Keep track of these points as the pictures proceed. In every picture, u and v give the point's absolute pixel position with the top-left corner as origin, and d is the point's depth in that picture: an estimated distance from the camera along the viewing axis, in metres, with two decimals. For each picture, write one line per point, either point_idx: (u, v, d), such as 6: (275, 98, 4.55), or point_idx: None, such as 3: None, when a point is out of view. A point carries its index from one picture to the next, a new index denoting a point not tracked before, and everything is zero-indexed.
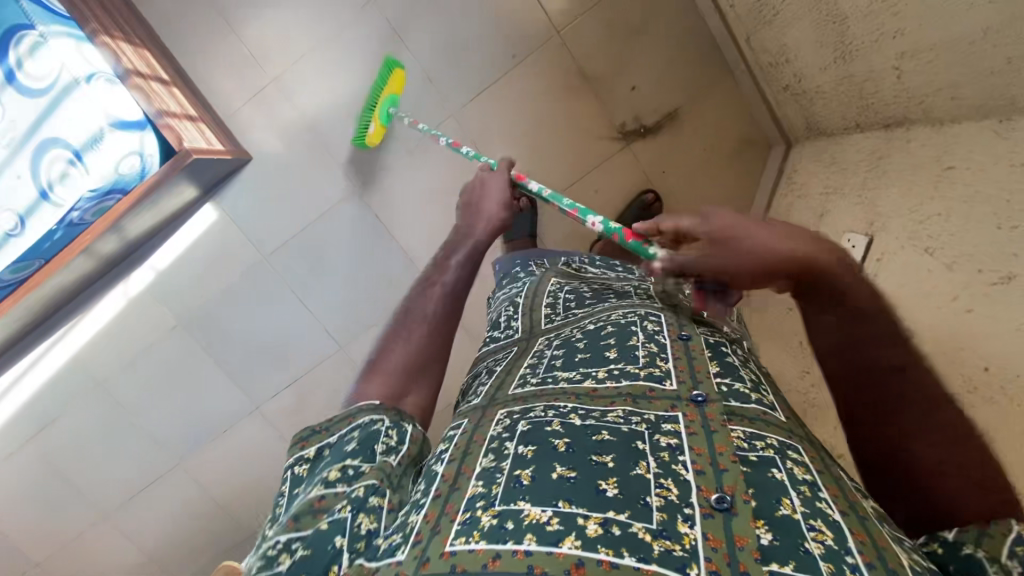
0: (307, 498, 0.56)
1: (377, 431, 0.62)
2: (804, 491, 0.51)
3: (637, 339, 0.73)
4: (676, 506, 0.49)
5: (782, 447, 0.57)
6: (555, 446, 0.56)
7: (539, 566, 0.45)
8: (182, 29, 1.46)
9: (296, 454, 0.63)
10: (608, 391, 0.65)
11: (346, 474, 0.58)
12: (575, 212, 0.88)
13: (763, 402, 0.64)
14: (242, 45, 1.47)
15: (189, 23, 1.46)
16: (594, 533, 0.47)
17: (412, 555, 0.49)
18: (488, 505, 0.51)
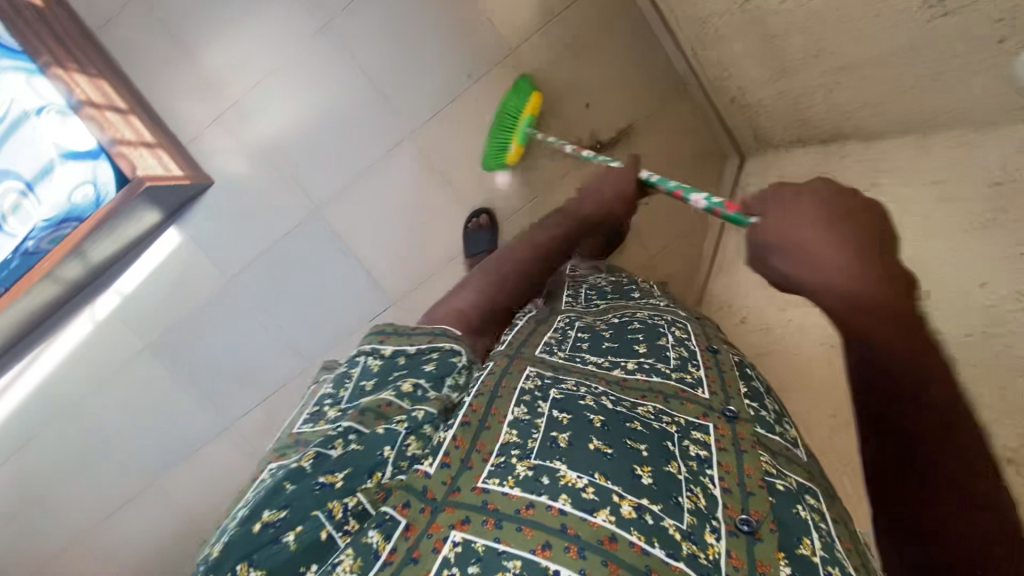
0: (377, 398, 0.65)
1: (455, 362, 0.72)
2: (824, 536, 0.59)
3: (665, 340, 0.85)
4: (704, 514, 0.57)
5: (801, 489, 0.64)
6: (593, 422, 0.63)
7: (572, 527, 0.53)
8: (136, 59, 1.45)
9: (370, 347, 0.73)
10: (641, 384, 0.75)
11: (416, 392, 0.67)
12: (679, 192, 0.86)
13: (788, 438, 0.72)
14: (197, 71, 1.47)
15: (142, 53, 1.45)
16: (628, 514, 0.54)
17: (443, 479, 0.58)
18: (522, 457, 0.60)
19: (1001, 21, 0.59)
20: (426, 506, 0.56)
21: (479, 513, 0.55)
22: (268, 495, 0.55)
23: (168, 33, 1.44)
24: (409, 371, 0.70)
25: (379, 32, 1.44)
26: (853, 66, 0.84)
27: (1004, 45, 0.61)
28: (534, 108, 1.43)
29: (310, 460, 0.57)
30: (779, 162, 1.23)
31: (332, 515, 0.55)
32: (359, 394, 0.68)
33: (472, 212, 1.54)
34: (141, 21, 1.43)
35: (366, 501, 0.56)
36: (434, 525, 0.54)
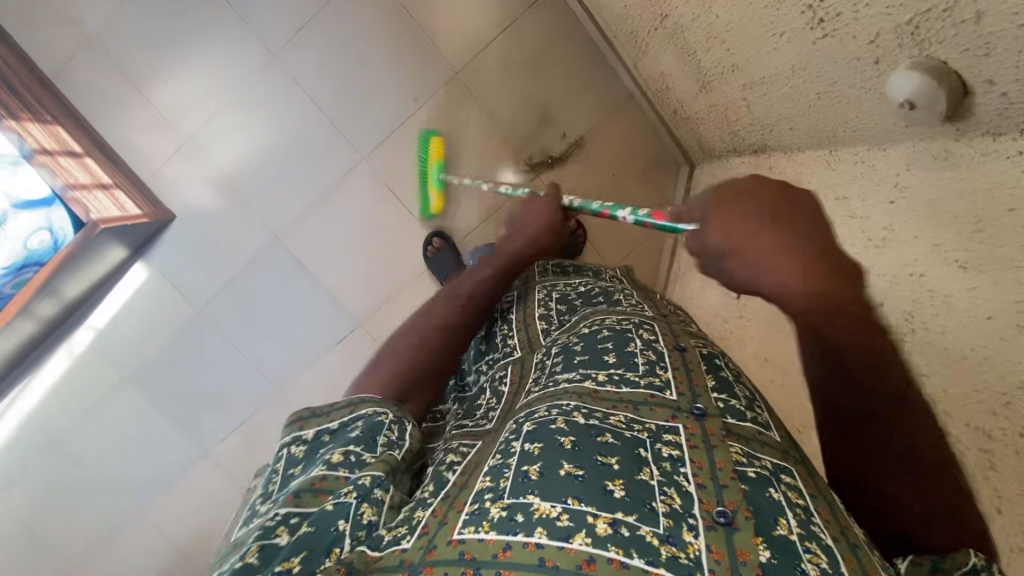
0: (309, 479, 0.62)
1: (382, 424, 0.70)
2: (800, 513, 0.51)
3: (636, 345, 0.76)
4: (681, 515, 0.51)
5: (777, 471, 0.56)
6: (562, 443, 0.58)
7: (550, 558, 0.47)
8: (89, 99, 1.45)
9: (292, 437, 0.71)
10: (611, 397, 0.67)
11: (349, 460, 0.64)
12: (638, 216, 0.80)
13: (760, 421, 0.65)
14: (154, 108, 1.47)
15: (97, 93, 1.45)
16: (604, 532, 0.48)
17: (421, 544, 0.52)
18: (495, 498, 0.55)
19: (874, 43, 0.61)
20: (405, 570, 0.50)
21: (456, 564, 0.49)
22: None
23: (121, 72, 1.45)
24: (331, 437, 0.69)
25: (332, 61, 1.46)
26: (766, 80, 0.86)
27: (880, 66, 0.62)
28: (437, 150, 1.46)
29: (256, 553, 0.55)
30: (723, 169, 1.27)
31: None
32: (287, 482, 0.66)
33: (427, 235, 1.55)
34: (94, 60, 1.44)
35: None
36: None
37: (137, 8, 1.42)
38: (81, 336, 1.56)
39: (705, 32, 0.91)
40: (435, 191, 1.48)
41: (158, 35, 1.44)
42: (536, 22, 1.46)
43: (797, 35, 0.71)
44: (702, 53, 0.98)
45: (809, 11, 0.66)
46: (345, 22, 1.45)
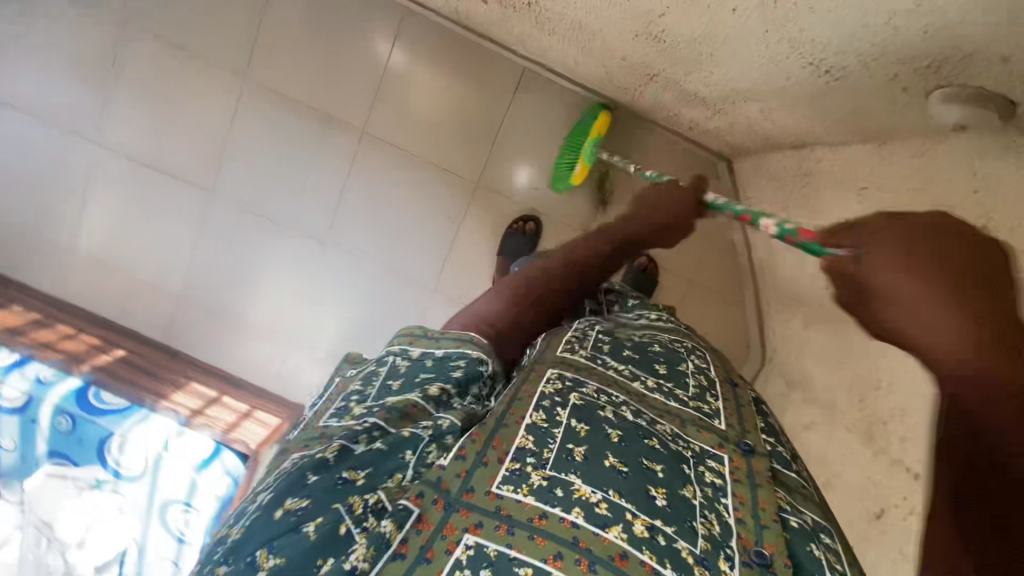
0: (402, 398, 0.56)
1: (483, 371, 0.64)
2: (836, 569, 0.54)
3: (687, 368, 0.75)
4: (718, 542, 0.53)
5: (817, 529, 0.58)
6: (608, 435, 0.58)
7: (584, 540, 0.48)
8: (156, 329, 1.51)
9: (399, 347, 0.65)
10: (658, 402, 0.67)
11: (440, 396, 0.59)
12: (746, 216, 0.75)
13: (801, 474, 0.66)
14: (213, 320, 1.51)
15: (162, 324, 1.51)
16: (642, 533, 0.50)
17: (457, 472, 0.51)
18: (539, 466, 0.53)
19: (894, 80, 0.66)
20: (439, 499, 0.49)
21: (492, 518, 0.48)
22: (290, 483, 0.47)
23: (180, 298, 1.50)
24: (434, 373, 0.61)
25: (378, 224, 1.46)
26: (798, 100, 0.81)
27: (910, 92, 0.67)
28: (602, 124, 1.37)
29: (332, 451, 0.49)
30: (764, 165, 1.17)
31: (352, 511, 0.46)
32: (384, 394, 0.58)
33: (521, 215, 1.45)
34: (153, 293, 1.50)
35: (386, 499, 0.48)
36: (447, 525, 0.48)
37: (205, 260, 1.48)
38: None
39: (705, 81, 0.88)
40: (583, 160, 1.37)
41: (231, 272, 1.49)
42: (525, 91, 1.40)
43: (806, 81, 0.75)
44: (710, 88, 0.89)
45: (814, 67, 0.72)
46: (373, 182, 1.43)
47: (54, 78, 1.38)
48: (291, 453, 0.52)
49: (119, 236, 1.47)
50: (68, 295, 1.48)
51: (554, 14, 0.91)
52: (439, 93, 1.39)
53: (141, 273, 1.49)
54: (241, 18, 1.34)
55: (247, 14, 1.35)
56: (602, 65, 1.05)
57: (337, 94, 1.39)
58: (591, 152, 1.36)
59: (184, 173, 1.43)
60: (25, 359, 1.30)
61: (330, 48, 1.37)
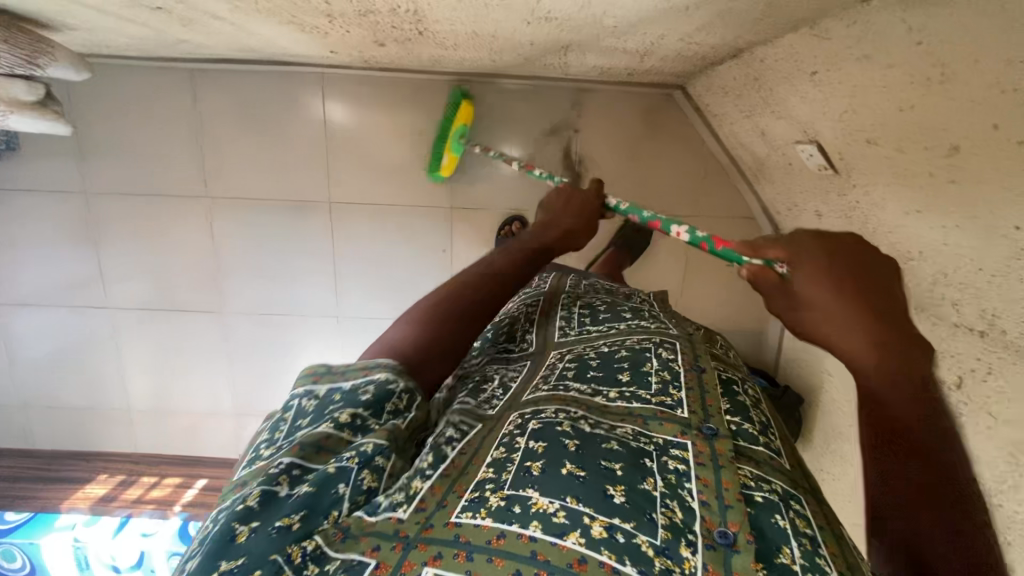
0: (313, 434, 0.54)
1: (396, 391, 0.59)
2: (806, 543, 0.47)
3: (651, 365, 0.69)
4: (681, 529, 0.47)
5: (785, 496, 0.52)
6: (566, 445, 0.53)
7: (542, 550, 0.43)
8: (233, 445, 1.61)
9: (305, 388, 0.61)
10: (619, 408, 0.62)
11: (355, 421, 0.56)
12: (657, 223, 0.83)
13: (771, 447, 0.60)
14: None
15: (236, 440, 1.60)
16: (599, 534, 0.44)
17: (417, 519, 0.47)
18: (495, 490, 0.50)
19: None
20: (398, 543, 0.45)
21: (450, 547, 0.44)
22: (219, 544, 0.44)
23: (242, 413, 1.59)
24: (346, 402, 0.57)
25: (377, 279, 1.49)
26: (711, 18, 0.75)
27: None
28: (465, 113, 1.31)
29: (253, 500, 0.47)
30: (715, 81, 1.10)
31: (291, 560, 0.45)
32: (295, 434, 0.56)
33: (505, 219, 1.44)
34: (217, 417, 1.59)
35: (325, 543, 0.47)
36: (406, 562, 0.44)
37: (245, 370, 1.56)
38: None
39: (615, 33, 0.83)
40: (447, 150, 1.34)
41: (268, 375, 1.56)
42: None
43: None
44: (626, 35, 0.85)
45: None
46: (358, 245, 1.46)
47: (51, 263, 1.46)
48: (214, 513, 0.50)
49: (163, 381, 1.56)
50: (144, 444, 1.60)
51: (444, 33, 0.88)
52: (384, 138, 1.39)
53: (194, 406, 1.58)
54: (182, 146, 1.37)
55: (184, 139, 1.37)
56: (517, 54, 1.02)
57: (294, 178, 1.41)
58: (456, 142, 1.35)
59: (194, 303, 1.50)
60: (126, 519, 1.46)
61: (270, 136, 1.38)
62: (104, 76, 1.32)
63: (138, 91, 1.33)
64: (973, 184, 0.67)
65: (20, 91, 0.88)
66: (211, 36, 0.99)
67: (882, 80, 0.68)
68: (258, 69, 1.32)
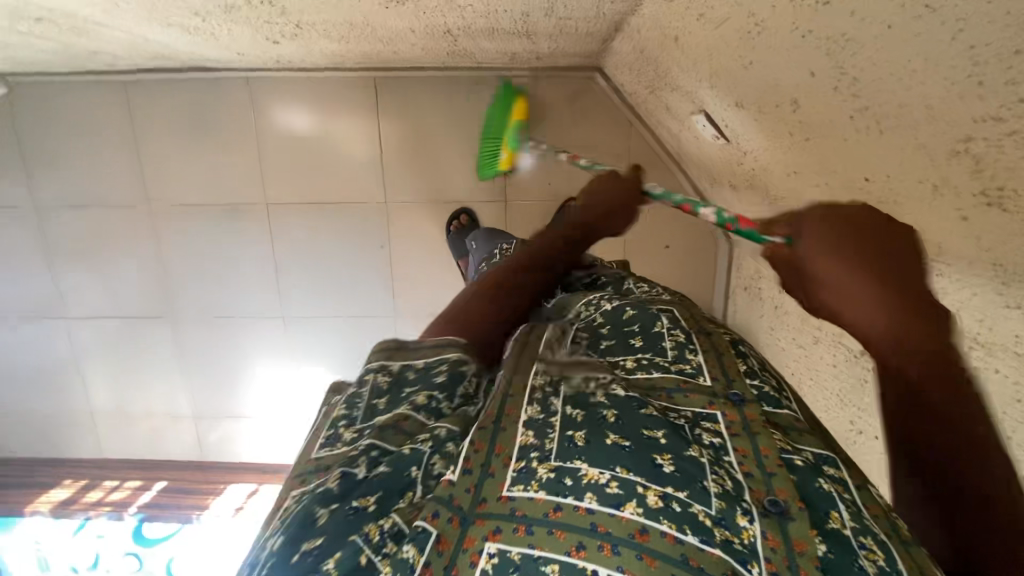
0: (391, 415, 0.45)
1: (468, 374, 0.49)
2: (852, 506, 0.39)
3: (665, 324, 0.57)
4: (733, 497, 0.39)
5: (819, 462, 0.43)
6: (603, 413, 0.43)
7: (603, 525, 0.36)
8: (192, 448, 1.64)
9: (378, 365, 0.50)
10: (640, 379, 0.51)
11: (429, 404, 0.47)
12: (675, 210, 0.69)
13: (794, 409, 0.50)
14: (237, 422, 1.62)
15: (195, 443, 1.64)
16: (656, 505, 0.37)
17: (467, 485, 0.39)
18: (543, 459, 0.40)
19: None
20: (455, 516, 0.37)
21: (507, 521, 0.37)
22: (299, 525, 0.37)
23: (199, 416, 1.62)
24: (419, 384, 0.48)
25: (318, 278, 1.51)
26: None
27: None
28: (519, 110, 1.24)
29: (335, 482, 0.40)
30: (617, 60, 1.10)
31: (369, 540, 0.36)
32: (372, 416, 0.46)
33: (453, 213, 1.44)
34: (175, 421, 1.63)
35: (404, 521, 0.38)
36: (466, 537, 0.37)
37: (199, 374, 1.59)
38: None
39: (481, 15, 0.84)
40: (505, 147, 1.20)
41: (221, 379, 1.59)
42: (386, 99, 1.38)
43: None
44: (494, 16, 0.85)
45: None
46: (297, 246, 1.48)
47: (10, 277, 1.51)
48: (296, 496, 0.42)
49: (122, 389, 1.61)
50: (107, 452, 1.65)
51: (320, 27, 0.90)
52: (313, 139, 1.41)
53: (154, 411, 1.62)
54: (121, 157, 1.42)
55: (123, 151, 1.41)
56: (411, 45, 1.04)
57: (230, 182, 1.44)
58: (513, 137, 1.20)
59: (146, 310, 1.54)
60: (85, 522, 1.54)
61: (204, 144, 1.41)
62: (43, 95, 1.37)
63: (76, 109, 1.38)
64: (823, 138, 0.65)
65: None
66: (116, 44, 1.02)
67: (720, 40, 0.67)
68: (185, 78, 1.36)
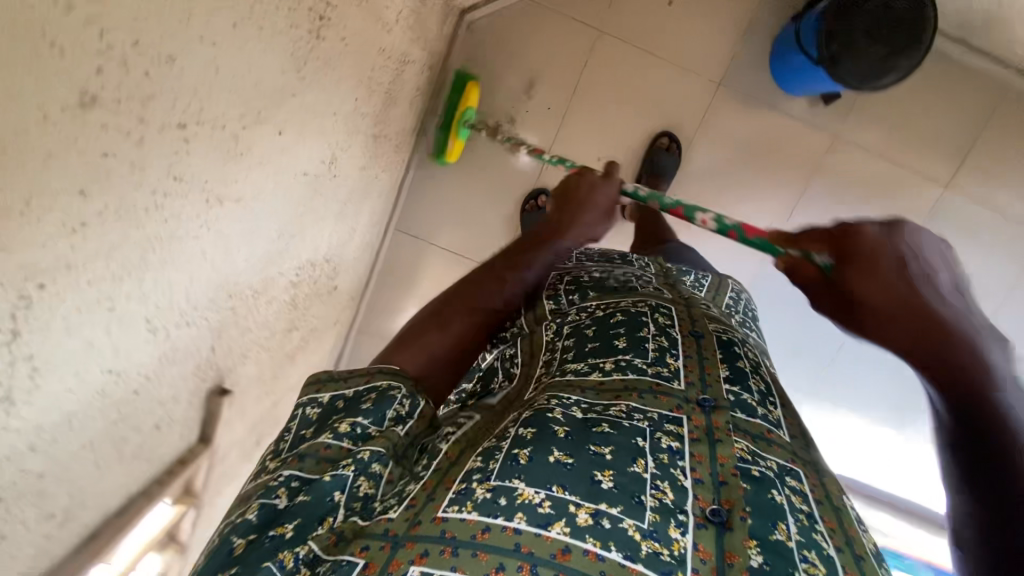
0: (314, 442, 0.44)
1: (398, 397, 0.47)
2: (804, 519, 0.43)
3: (648, 331, 0.60)
4: (671, 509, 0.41)
5: (783, 473, 0.47)
6: (555, 430, 0.45)
7: (525, 544, 0.37)
8: None
9: (309, 398, 0.49)
10: (615, 383, 0.53)
11: (353, 431, 0.44)
12: (676, 212, 0.78)
13: (773, 419, 0.53)
14: None
15: None
16: (586, 523, 0.38)
17: (404, 517, 0.40)
18: (483, 480, 0.41)
19: None
20: (387, 542, 0.38)
21: (436, 544, 0.37)
22: (217, 565, 0.38)
23: None
24: (346, 411, 0.46)
25: None
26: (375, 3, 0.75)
27: None
28: (472, 93, 1.27)
29: (254, 513, 0.40)
30: None
31: (284, 567, 0.37)
32: (299, 443, 0.46)
33: (528, 196, 1.38)
34: None
35: (323, 549, 0.39)
36: (393, 561, 0.37)
37: None
38: (887, 502, 1.45)
39: (370, 95, 0.86)
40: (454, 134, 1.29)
41: None
42: (417, 227, 1.42)
43: (353, 18, 0.69)
44: (378, 82, 0.88)
45: (325, 22, 0.62)
46: None
47: None
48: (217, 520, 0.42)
49: None
50: None
51: (333, 245, 0.99)
52: None
53: None
54: None
55: None
56: (378, 178, 1.10)
57: None
58: (467, 121, 1.29)
59: None
60: None
61: None
62: None
63: None
64: None
65: None
66: None
67: None
68: None
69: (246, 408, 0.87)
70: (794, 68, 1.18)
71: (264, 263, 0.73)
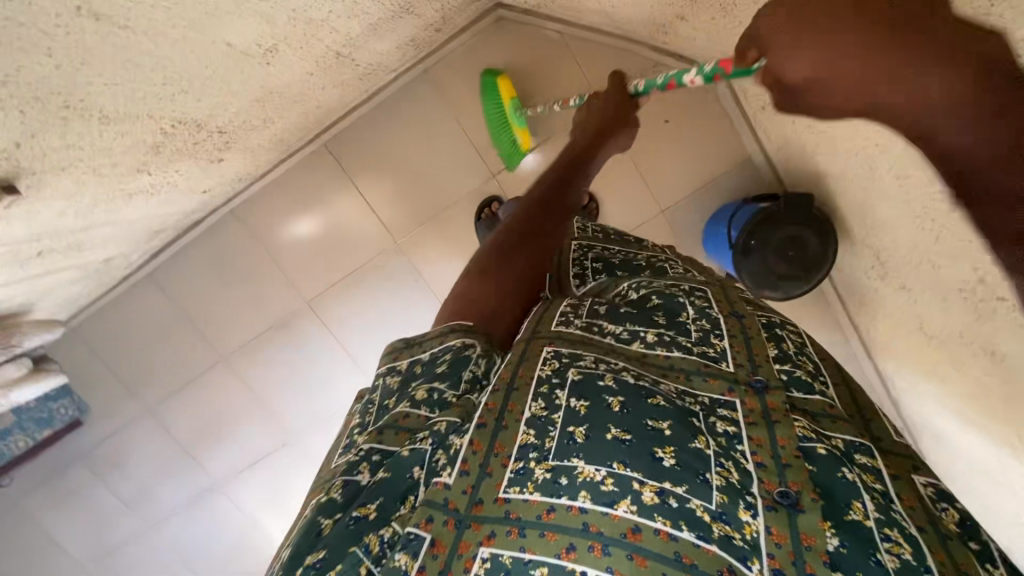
0: (394, 415, 0.52)
1: (470, 357, 0.55)
2: (877, 495, 0.41)
3: (691, 313, 0.57)
4: (739, 491, 0.42)
5: (852, 450, 0.45)
6: (608, 404, 0.46)
7: (594, 523, 0.40)
8: None
9: (387, 367, 0.60)
10: (658, 358, 0.53)
11: (428, 397, 0.52)
12: (671, 83, 0.79)
13: (830, 392, 0.51)
14: None
15: None
16: (652, 501, 0.40)
17: (463, 488, 0.43)
18: (541, 460, 0.44)
19: None
20: (450, 518, 0.42)
21: (502, 526, 0.41)
22: (308, 537, 0.45)
23: None
24: (425, 380, 0.54)
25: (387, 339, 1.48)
26: None
27: None
28: (507, 88, 1.26)
29: (339, 492, 0.47)
30: None
31: (371, 550, 0.42)
32: (383, 414, 0.55)
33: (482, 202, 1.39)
34: None
35: (401, 526, 0.43)
36: (461, 543, 0.41)
37: None
38: None
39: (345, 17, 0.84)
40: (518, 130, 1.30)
41: None
42: (344, 154, 1.36)
43: None
44: (362, 10, 0.85)
45: None
46: (355, 326, 1.47)
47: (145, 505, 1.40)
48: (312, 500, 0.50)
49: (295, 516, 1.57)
50: None
51: (234, 122, 0.93)
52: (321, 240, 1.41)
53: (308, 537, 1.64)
54: (177, 339, 1.44)
55: (179, 332, 1.44)
56: (322, 90, 1.05)
57: (271, 301, 1.44)
58: (517, 116, 1.28)
59: (269, 444, 1.53)
60: None
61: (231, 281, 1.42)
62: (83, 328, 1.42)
63: (117, 325, 1.42)
64: None
65: (5, 371, 1.10)
66: (111, 241, 1.10)
67: None
68: (188, 239, 1.38)
69: (34, 217, 0.78)
70: (715, 233, 1.28)
71: (127, 97, 0.66)
